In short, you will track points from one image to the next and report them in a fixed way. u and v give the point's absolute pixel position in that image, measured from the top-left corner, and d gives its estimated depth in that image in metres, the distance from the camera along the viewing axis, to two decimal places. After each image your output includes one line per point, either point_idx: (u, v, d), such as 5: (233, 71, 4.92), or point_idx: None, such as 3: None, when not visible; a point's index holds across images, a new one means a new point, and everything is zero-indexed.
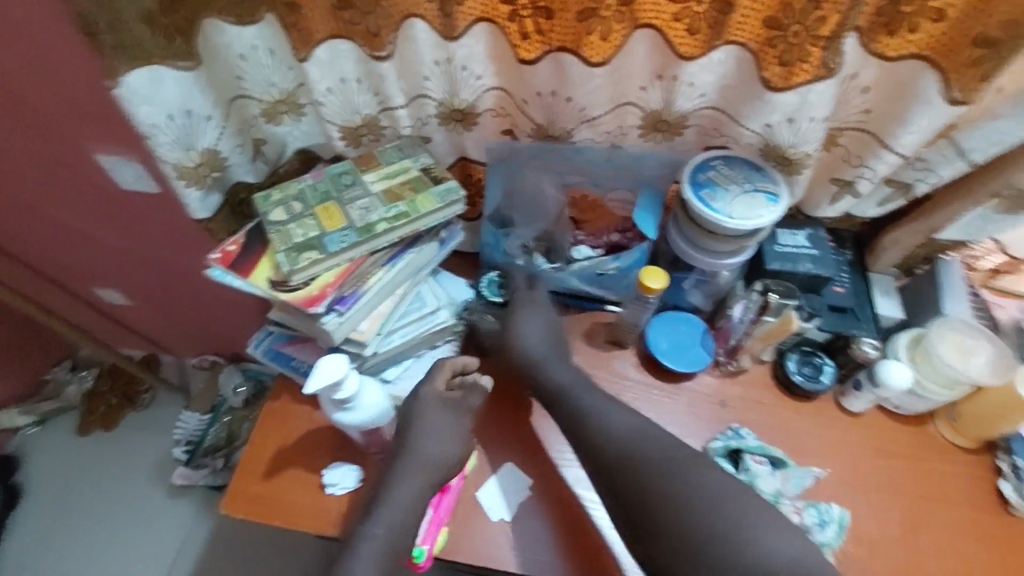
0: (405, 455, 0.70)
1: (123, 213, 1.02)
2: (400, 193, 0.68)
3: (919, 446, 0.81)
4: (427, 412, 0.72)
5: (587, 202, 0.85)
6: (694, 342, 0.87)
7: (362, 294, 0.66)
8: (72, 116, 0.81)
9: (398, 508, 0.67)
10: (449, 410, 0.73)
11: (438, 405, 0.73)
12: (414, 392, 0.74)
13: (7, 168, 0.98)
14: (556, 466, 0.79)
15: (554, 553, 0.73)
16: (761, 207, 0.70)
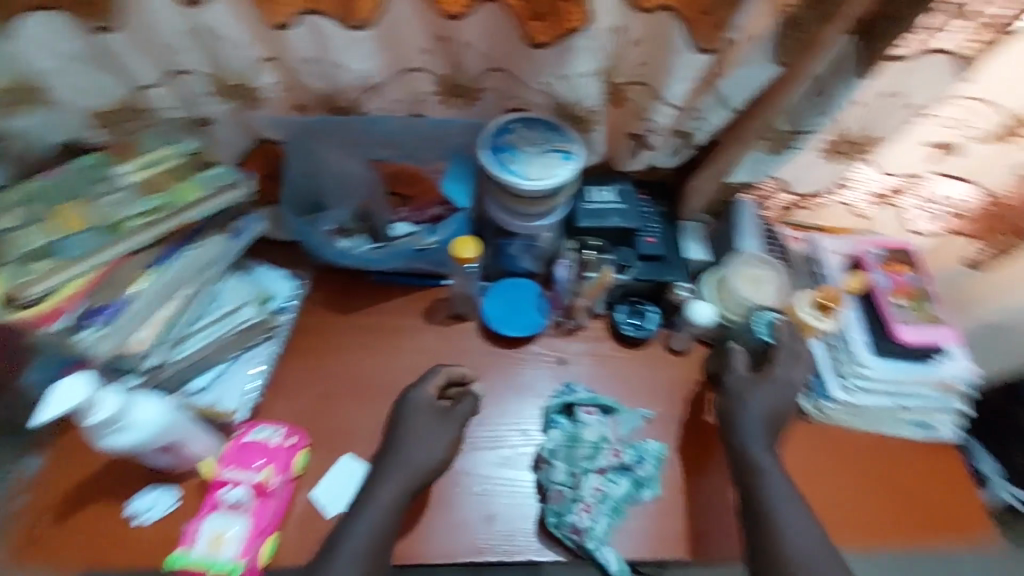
0: (392, 459, 0.69)
1: None
2: (159, 184, 0.60)
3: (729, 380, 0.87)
4: (415, 416, 0.73)
5: (405, 173, 0.80)
6: (529, 306, 0.87)
7: (125, 304, 0.58)
8: None
9: (378, 513, 0.65)
10: (441, 413, 0.74)
11: (434, 409, 0.74)
12: (407, 398, 0.74)
13: None
14: (485, 444, 0.79)
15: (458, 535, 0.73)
16: (558, 166, 0.70)
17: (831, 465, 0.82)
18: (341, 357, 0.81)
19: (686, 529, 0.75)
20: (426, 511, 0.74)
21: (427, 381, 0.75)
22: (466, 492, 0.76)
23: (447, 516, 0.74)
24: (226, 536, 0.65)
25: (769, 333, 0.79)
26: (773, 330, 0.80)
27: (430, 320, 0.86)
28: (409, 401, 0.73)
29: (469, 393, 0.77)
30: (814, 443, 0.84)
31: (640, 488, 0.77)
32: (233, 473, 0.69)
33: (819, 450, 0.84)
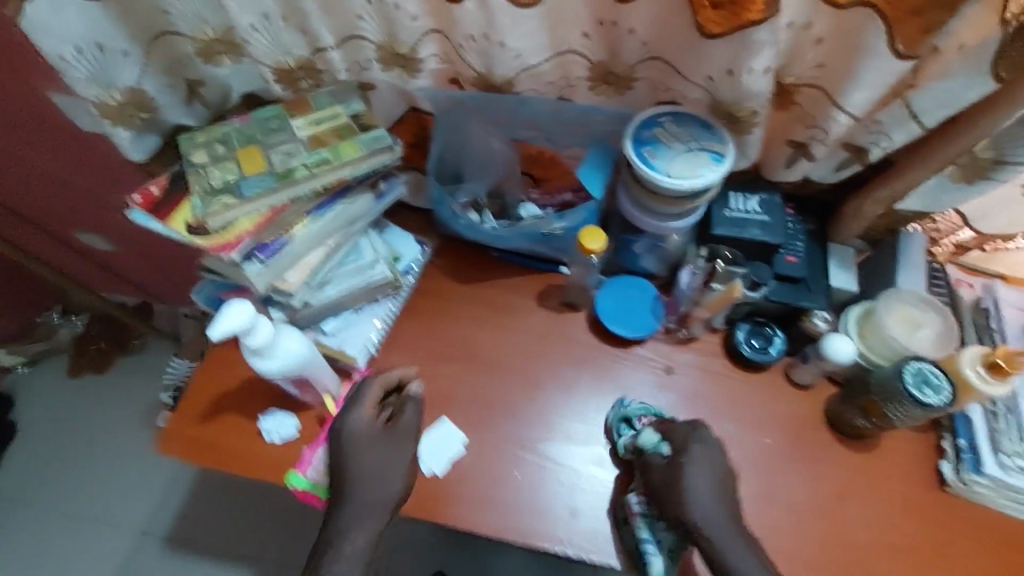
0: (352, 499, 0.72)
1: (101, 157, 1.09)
2: (325, 139, 0.66)
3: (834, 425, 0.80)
4: (361, 446, 0.73)
5: (544, 157, 0.82)
6: (644, 308, 0.85)
7: (284, 243, 0.65)
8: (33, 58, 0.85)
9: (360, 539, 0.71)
10: (382, 433, 0.74)
11: (372, 437, 0.74)
12: (342, 424, 0.74)
13: None
14: (567, 437, 0.79)
15: (531, 519, 0.74)
16: (704, 167, 0.66)
17: (956, 541, 0.74)
18: (454, 325, 0.84)
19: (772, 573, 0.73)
20: (507, 491, 0.76)
21: (361, 402, 0.74)
22: (545, 483, 0.76)
23: (526, 501, 0.75)
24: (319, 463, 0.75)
25: (924, 392, 0.67)
26: (931, 391, 0.68)
27: (542, 303, 0.87)
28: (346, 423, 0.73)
29: (410, 400, 0.76)
30: (949, 516, 0.75)
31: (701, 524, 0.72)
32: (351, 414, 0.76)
33: (952, 525, 0.75)
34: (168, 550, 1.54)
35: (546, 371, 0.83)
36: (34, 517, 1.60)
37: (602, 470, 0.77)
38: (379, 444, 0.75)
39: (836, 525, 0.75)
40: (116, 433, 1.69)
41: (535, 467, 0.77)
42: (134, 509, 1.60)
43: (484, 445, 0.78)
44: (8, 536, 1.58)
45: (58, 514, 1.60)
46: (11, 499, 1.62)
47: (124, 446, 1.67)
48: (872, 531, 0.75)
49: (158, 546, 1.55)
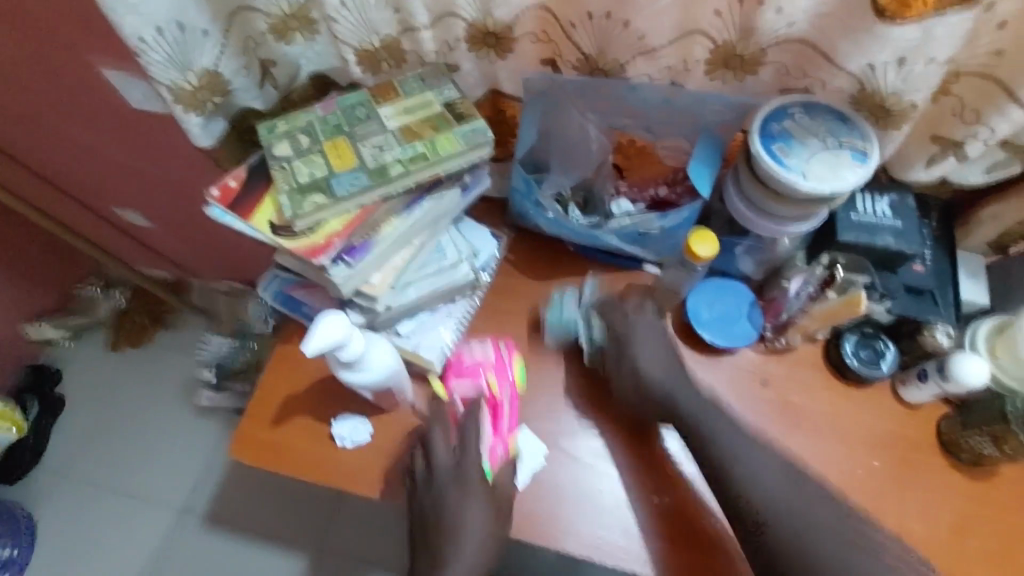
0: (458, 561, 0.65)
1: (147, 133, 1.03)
2: (419, 131, 0.59)
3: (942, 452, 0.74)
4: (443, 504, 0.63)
5: (634, 147, 0.75)
6: (739, 315, 0.78)
7: (373, 245, 0.60)
8: (85, 28, 0.79)
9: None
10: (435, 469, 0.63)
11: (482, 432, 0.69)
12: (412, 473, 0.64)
13: (26, 80, 0.96)
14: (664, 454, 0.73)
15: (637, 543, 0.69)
16: (845, 169, 0.59)
17: None
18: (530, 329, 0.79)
19: None
20: (573, 500, 0.71)
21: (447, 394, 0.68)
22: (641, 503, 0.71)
23: (594, 511, 0.71)
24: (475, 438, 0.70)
25: None
26: None
27: None
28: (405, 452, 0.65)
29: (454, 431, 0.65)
30: None
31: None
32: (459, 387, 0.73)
33: None
34: (210, 525, 1.56)
35: None
36: (80, 490, 1.62)
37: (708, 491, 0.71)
38: (505, 404, 0.71)
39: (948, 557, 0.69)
40: (157, 410, 1.69)
41: (596, 474, 0.72)
42: (179, 486, 1.61)
43: (566, 458, 0.73)
44: (55, 506, 1.60)
45: (105, 488, 1.62)
46: (57, 471, 1.64)
47: (165, 424, 1.67)
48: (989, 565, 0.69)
49: (201, 521, 1.57)
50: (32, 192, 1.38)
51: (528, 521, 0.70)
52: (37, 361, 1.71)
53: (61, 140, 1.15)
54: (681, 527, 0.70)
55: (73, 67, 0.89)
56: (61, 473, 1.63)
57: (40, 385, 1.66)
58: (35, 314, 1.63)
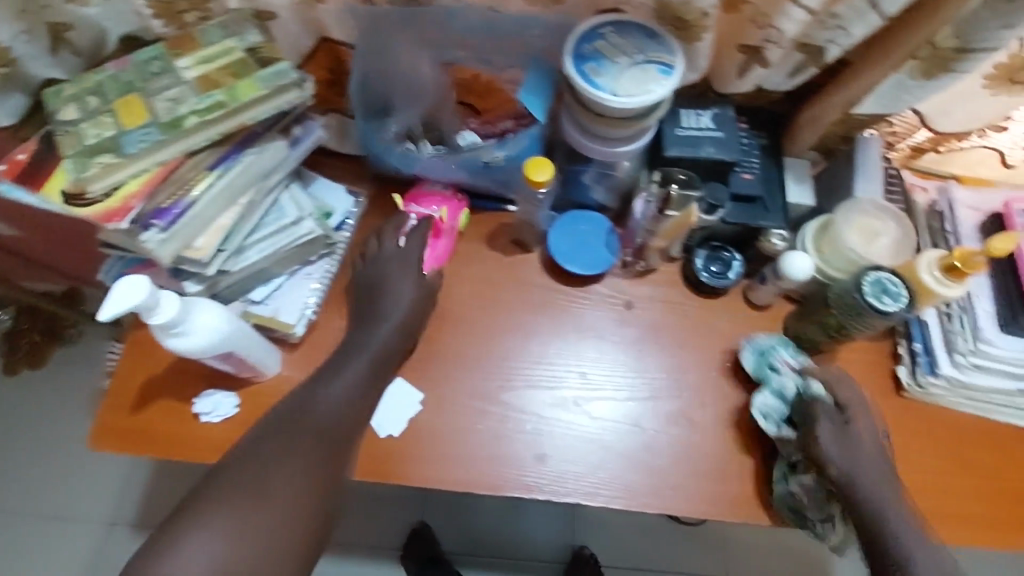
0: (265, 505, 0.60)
1: None
2: (217, 80, 0.56)
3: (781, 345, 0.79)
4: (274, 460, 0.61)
5: (481, 82, 0.75)
6: (599, 244, 0.80)
7: (187, 206, 0.56)
8: None
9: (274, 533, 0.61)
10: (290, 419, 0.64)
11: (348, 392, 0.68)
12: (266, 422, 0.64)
13: None
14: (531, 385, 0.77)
15: (495, 467, 0.73)
16: (651, 81, 0.60)
17: (906, 438, 0.76)
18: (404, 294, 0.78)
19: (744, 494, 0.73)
20: (452, 442, 0.74)
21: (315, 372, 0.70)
22: (501, 428, 0.74)
23: (474, 449, 0.73)
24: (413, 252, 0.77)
25: (881, 300, 0.66)
26: (886, 298, 0.66)
27: (492, 245, 0.82)
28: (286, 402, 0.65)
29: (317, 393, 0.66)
30: (906, 418, 0.76)
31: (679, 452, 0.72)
32: (419, 208, 0.78)
33: (909, 422, 0.76)
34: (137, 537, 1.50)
35: (502, 321, 0.80)
36: None
37: (570, 413, 0.75)
38: (446, 235, 0.79)
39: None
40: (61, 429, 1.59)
41: (473, 415, 0.75)
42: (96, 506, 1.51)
43: (439, 402, 0.75)
44: None
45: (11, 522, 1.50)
46: None
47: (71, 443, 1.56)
48: None
49: (126, 534, 1.50)
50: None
51: (412, 466, 0.73)
52: None
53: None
54: (558, 448, 0.74)
55: None
56: None
57: None
58: None
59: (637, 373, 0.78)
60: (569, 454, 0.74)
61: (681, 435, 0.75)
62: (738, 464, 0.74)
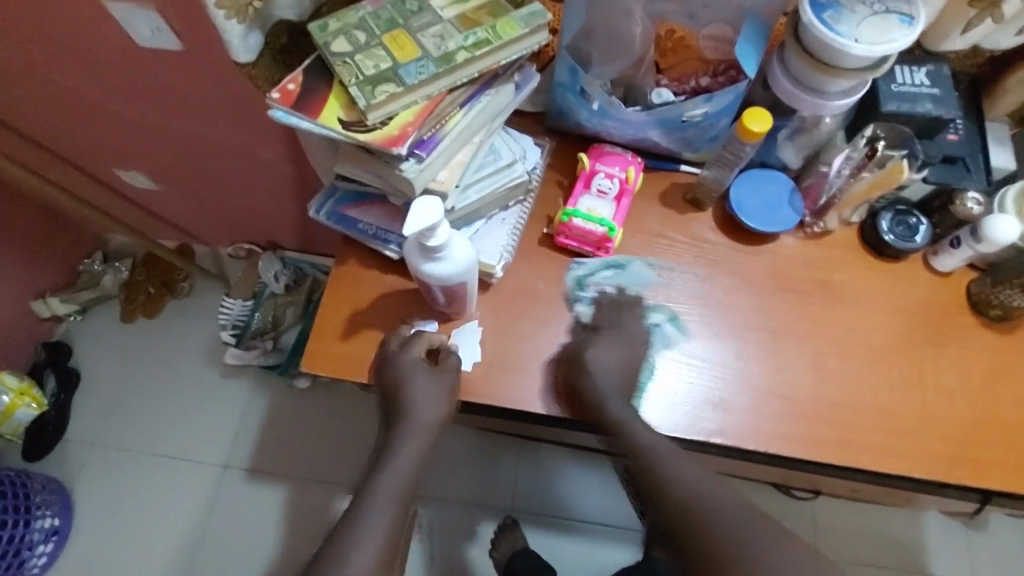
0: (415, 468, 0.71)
1: (154, 79, 1.05)
2: (477, 19, 0.59)
3: (966, 310, 0.79)
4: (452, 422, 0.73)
5: (673, 39, 0.75)
6: (782, 202, 0.80)
7: (441, 139, 0.60)
8: None
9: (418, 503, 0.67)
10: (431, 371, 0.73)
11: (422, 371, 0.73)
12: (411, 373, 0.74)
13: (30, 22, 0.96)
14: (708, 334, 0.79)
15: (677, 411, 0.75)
16: (894, 30, 0.60)
17: None
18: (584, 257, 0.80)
19: (931, 450, 0.74)
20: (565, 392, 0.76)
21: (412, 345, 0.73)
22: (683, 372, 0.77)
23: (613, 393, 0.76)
24: (596, 209, 0.78)
25: None
26: None
27: (667, 201, 0.84)
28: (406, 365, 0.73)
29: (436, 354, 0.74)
30: None
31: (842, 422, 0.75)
32: (605, 167, 0.79)
33: None
34: (249, 479, 1.65)
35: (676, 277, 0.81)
36: (110, 459, 1.68)
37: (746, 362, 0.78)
38: (629, 196, 0.80)
39: (987, 407, 0.75)
40: (179, 378, 1.75)
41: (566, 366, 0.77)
42: (208, 443, 1.69)
43: None
44: (90, 476, 1.66)
45: (133, 457, 1.68)
46: (82, 443, 1.69)
47: (189, 387, 1.74)
48: None
49: (239, 477, 1.65)
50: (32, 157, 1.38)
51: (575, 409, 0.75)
52: (47, 338, 1.76)
53: (63, 95, 1.16)
54: (730, 399, 0.76)
55: (85, 6, 0.91)
56: (86, 445, 1.69)
57: (56, 360, 1.72)
58: (38, 288, 1.67)
59: (815, 334, 0.79)
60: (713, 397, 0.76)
61: (864, 397, 0.76)
62: (926, 427, 0.75)
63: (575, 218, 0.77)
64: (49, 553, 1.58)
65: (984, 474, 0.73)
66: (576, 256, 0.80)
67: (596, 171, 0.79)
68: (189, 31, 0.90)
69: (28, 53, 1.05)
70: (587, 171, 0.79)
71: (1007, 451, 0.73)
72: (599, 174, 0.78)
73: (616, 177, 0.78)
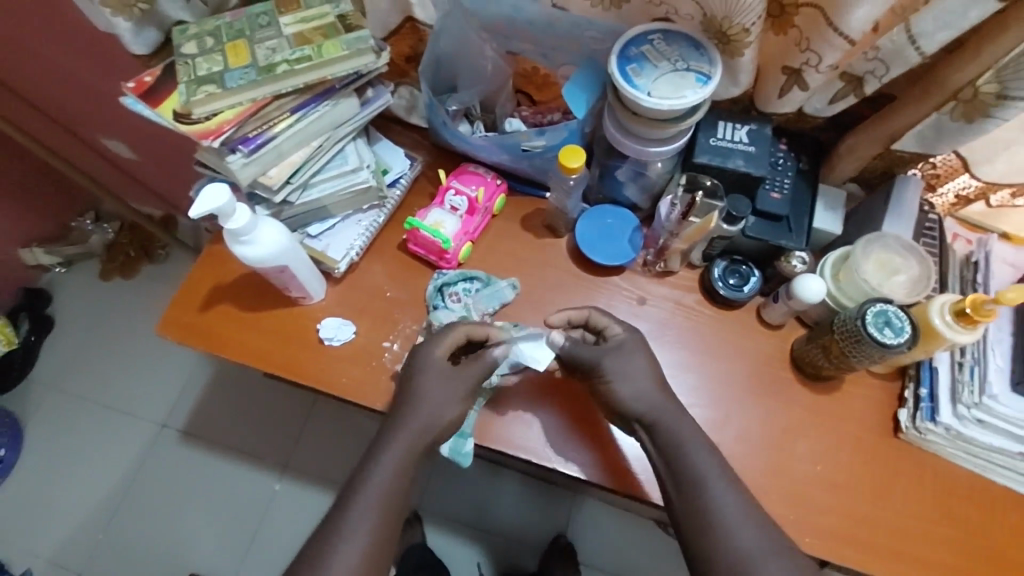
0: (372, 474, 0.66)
1: (118, 61, 1.17)
2: (310, 38, 0.66)
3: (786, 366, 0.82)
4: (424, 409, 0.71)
5: (539, 74, 0.83)
6: (623, 237, 0.85)
7: (267, 138, 0.67)
8: None
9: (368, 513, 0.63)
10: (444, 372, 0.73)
11: (444, 372, 0.73)
12: (419, 360, 0.74)
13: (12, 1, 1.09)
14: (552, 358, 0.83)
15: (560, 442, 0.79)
16: (687, 88, 0.65)
17: (885, 473, 0.77)
18: (430, 266, 0.86)
19: None
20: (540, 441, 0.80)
21: (438, 342, 0.74)
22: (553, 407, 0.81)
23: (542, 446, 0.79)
24: (443, 222, 0.84)
25: (883, 331, 0.67)
26: (890, 329, 0.67)
27: (526, 226, 0.89)
28: (422, 360, 0.73)
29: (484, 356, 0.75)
30: (893, 457, 0.77)
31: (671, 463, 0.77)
32: (459, 184, 0.85)
33: (897, 464, 0.77)
34: (183, 442, 1.74)
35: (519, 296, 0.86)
36: (64, 404, 1.80)
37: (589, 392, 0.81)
38: (480, 214, 0.85)
39: (784, 459, 0.78)
40: (139, 338, 1.87)
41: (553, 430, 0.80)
42: (154, 402, 1.80)
43: None
44: (42, 417, 1.79)
45: (85, 405, 1.80)
46: (42, 385, 1.83)
47: (147, 349, 1.86)
48: (818, 467, 0.77)
49: (175, 437, 1.75)
50: (26, 119, 1.53)
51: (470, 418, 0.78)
52: (32, 284, 1.91)
53: (44, 68, 1.30)
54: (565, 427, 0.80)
55: None
56: (46, 388, 1.82)
57: (33, 305, 1.86)
58: (27, 238, 1.82)
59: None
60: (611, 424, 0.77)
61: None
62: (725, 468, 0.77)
63: (419, 229, 0.83)
64: None
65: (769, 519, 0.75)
66: (425, 264, 0.86)
67: (450, 188, 0.85)
68: None
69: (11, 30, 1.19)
70: (442, 187, 0.86)
71: (793, 502, 0.76)
72: (451, 190, 0.85)
73: (464, 194, 0.84)
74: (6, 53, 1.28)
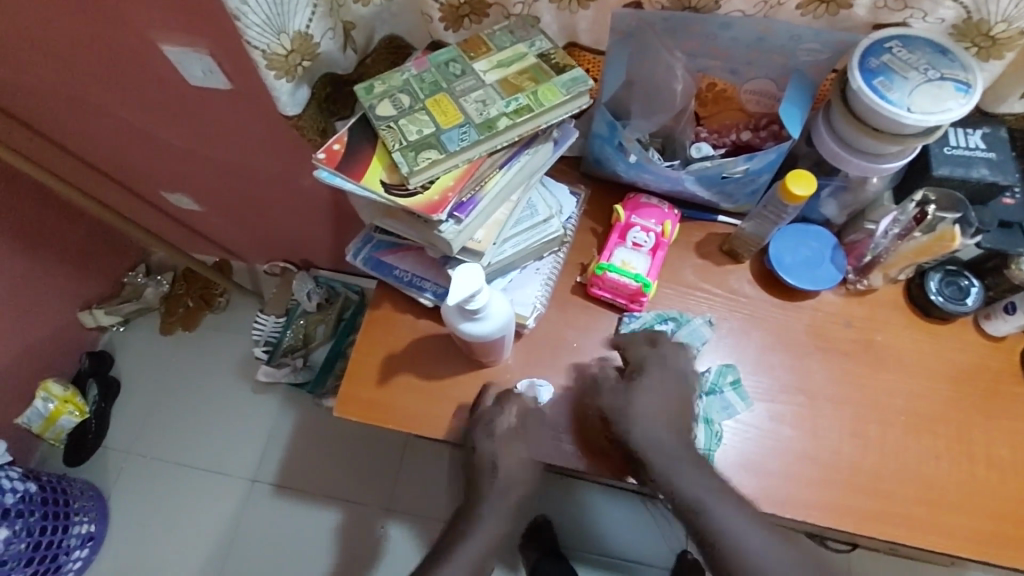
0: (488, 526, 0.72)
1: (198, 112, 1.05)
2: (519, 84, 0.60)
3: (1018, 373, 0.76)
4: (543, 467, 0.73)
5: (714, 92, 0.75)
6: (823, 260, 0.79)
7: (480, 200, 0.60)
8: (140, 4, 0.81)
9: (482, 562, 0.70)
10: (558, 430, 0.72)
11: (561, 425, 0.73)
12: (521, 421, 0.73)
13: (84, 60, 0.97)
14: (757, 397, 0.76)
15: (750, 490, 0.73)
16: (949, 99, 0.59)
17: None
18: (615, 310, 0.79)
19: (985, 531, 0.70)
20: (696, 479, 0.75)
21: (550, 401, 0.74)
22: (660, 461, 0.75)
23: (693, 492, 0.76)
24: (631, 263, 0.78)
25: None
26: None
27: (703, 252, 0.82)
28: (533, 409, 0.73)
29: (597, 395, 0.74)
30: None
31: (921, 499, 0.72)
32: (640, 219, 0.79)
33: None
34: (276, 496, 1.61)
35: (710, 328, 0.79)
36: (145, 469, 1.66)
37: (795, 430, 0.75)
38: (664, 249, 0.79)
39: (996, 500, 0.72)
40: (214, 391, 1.72)
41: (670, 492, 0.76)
42: (238, 462, 1.65)
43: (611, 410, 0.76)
44: (119, 490, 1.64)
45: (166, 465, 1.66)
46: (120, 452, 1.68)
47: (221, 400, 1.71)
48: None
49: (266, 492, 1.61)
50: (76, 175, 1.38)
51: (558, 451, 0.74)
52: (92, 347, 1.74)
53: (110, 124, 1.17)
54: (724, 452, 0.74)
55: (135, 49, 0.92)
56: (124, 453, 1.67)
57: (99, 368, 1.70)
58: (85, 300, 1.66)
59: (826, 417, 0.75)
60: (700, 450, 0.72)
61: (873, 485, 0.73)
62: (936, 520, 0.71)
63: (609, 272, 0.76)
64: (84, 557, 1.56)
65: (988, 563, 0.70)
66: (609, 308, 0.79)
67: (631, 224, 0.79)
68: (239, 70, 0.90)
69: (78, 83, 1.05)
70: (622, 223, 0.79)
71: (1017, 546, 0.70)
72: (634, 228, 0.78)
73: (651, 231, 0.77)
74: (67, 113, 1.16)
